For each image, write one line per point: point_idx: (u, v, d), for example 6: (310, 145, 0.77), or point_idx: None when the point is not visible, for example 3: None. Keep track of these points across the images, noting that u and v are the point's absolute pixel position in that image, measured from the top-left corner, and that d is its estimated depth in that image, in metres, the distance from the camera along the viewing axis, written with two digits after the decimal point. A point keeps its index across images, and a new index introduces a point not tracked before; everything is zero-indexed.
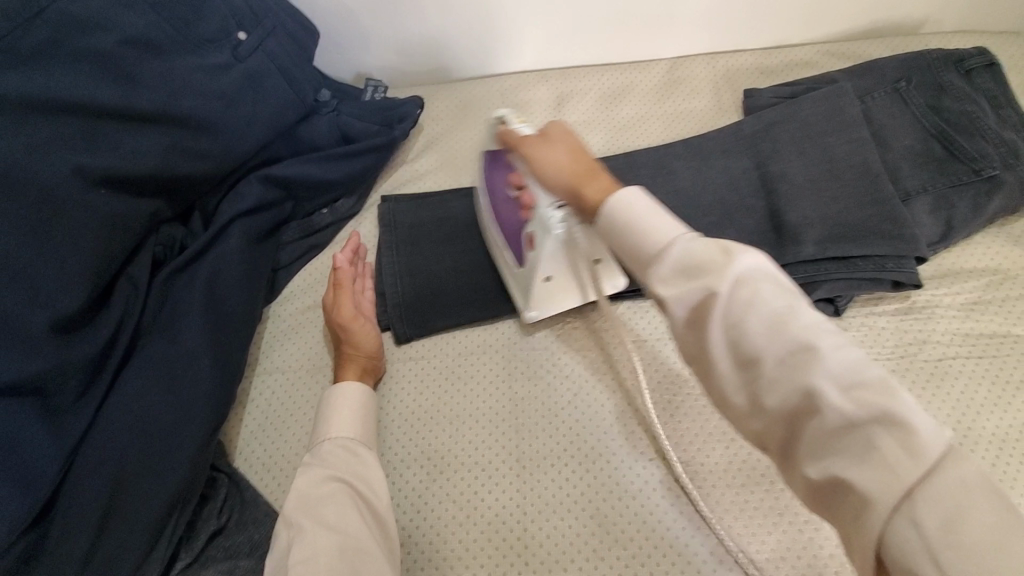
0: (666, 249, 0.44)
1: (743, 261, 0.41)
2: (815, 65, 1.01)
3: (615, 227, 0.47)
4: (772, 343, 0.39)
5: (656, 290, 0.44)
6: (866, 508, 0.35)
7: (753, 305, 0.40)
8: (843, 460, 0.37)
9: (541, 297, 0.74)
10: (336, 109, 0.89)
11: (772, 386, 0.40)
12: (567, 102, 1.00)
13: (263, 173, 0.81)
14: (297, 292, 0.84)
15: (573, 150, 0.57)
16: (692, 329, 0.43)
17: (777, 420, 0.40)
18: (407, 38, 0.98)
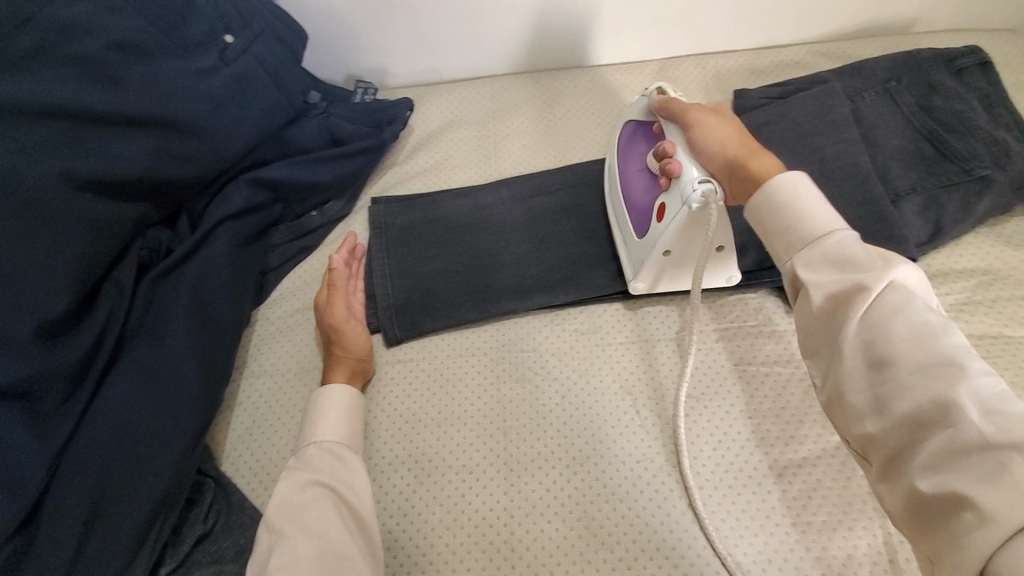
0: (824, 238, 0.48)
1: (901, 273, 0.45)
2: (806, 65, 1.01)
3: (768, 208, 0.51)
4: (916, 352, 0.42)
5: (797, 268, 0.48)
6: (983, 528, 0.36)
7: (904, 314, 0.43)
8: (967, 476, 0.37)
9: (658, 271, 0.74)
10: (325, 111, 0.89)
11: (903, 392, 0.41)
12: (559, 103, 1.00)
13: (251, 175, 0.80)
14: (286, 294, 0.84)
15: (740, 132, 0.63)
16: (828, 322, 0.46)
17: (895, 427, 0.42)
18: (398, 40, 0.98)
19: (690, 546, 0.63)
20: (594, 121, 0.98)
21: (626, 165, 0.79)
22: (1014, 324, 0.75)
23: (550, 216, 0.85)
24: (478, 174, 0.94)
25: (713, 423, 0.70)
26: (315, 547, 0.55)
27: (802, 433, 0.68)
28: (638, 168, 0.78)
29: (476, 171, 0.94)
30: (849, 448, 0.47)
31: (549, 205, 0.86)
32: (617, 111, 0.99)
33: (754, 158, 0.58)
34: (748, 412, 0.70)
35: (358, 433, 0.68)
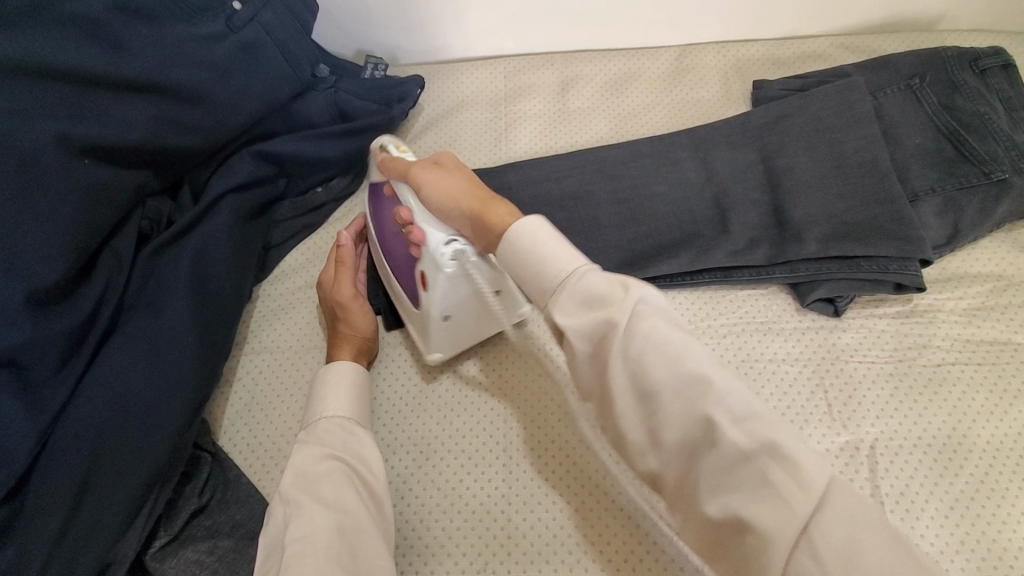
0: (568, 279, 0.49)
1: (637, 294, 0.47)
2: (828, 57, 0.98)
3: (518, 254, 0.53)
4: (669, 378, 0.44)
5: (557, 321, 0.49)
6: (765, 546, 0.39)
7: (648, 342, 0.45)
8: (738, 495, 0.41)
9: (441, 340, 0.70)
10: (334, 85, 0.86)
11: (669, 422, 0.45)
12: (572, 88, 0.98)
13: (256, 148, 0.79)
14: (288, 272, 0.82)
15: (466, 178, 0.63)
16: (595, 365, 0.49)
17: (672, 454, 0.45)
18: (409, 16, 0.95)
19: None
20: (606, 109, 0.96)
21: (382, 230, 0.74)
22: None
23: (559, 202, 0.83)
24: (486, 158, 0.92)
25: None
26: (332, 517, 0.54)
27: (807, 432, 0.69)
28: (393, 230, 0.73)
29: (486, 155, 0.92)
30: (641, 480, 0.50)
31: (558, 190, 0.84)
32: (631, 98, 0.97)
33: (491, 210, 0.57)
34: None
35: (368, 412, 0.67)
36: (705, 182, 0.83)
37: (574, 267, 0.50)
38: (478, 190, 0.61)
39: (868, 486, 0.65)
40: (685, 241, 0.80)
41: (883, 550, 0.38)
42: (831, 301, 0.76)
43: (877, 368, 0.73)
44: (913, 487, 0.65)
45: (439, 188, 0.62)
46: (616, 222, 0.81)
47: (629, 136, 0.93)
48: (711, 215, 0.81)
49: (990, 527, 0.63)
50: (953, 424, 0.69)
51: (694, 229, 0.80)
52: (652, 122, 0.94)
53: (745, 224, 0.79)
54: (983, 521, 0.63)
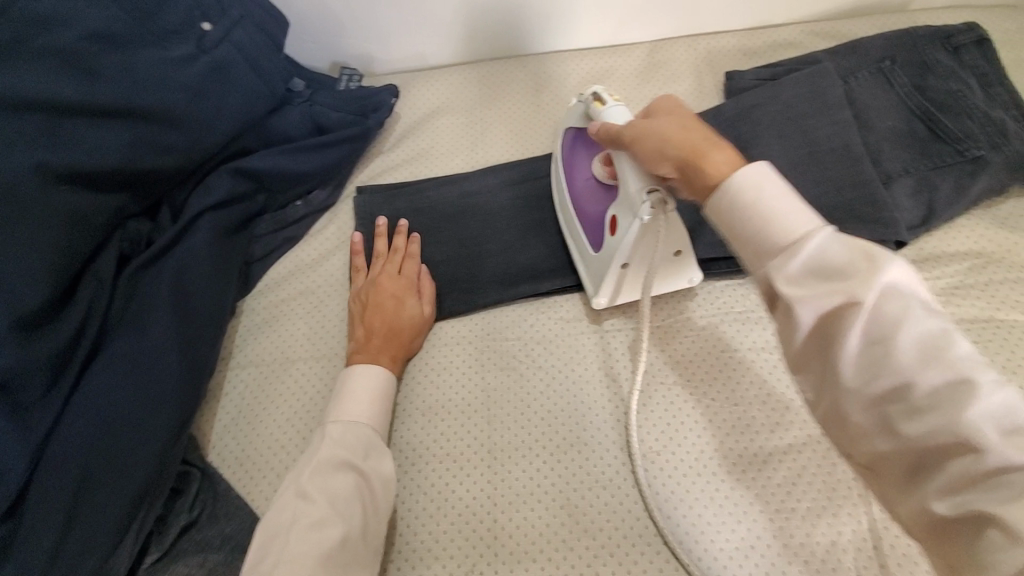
0: (801, 243, 0.43)
1: (898, 274, 0.41)
2: (801, 45, 0.98)
3: (737, 208, 0.47)
4: (917, 362, 0.39)
5: (776, 283, 0.44)
6: (1005, 547, 0.33)
7: (901, 324, 0.39)
8: (986, 497, 0.35)
9: (613, 285, 0.72)
10: (309, 98, 0.90)
11: (919, 414, 0.38)
12: (547, 89, 0.99)
13: (233, 165, 0.80)
14: (271, 286, 0.83)
15: (682, 123, 0.57)
16: (817, 339, 0.43)
17: (908, 449, 0.39)
18: (383, 27, 0.97)
19: (685, 517, 0.63)
20: None
21: (574, 173, 0.79)
22: (1007, 308, 0.74)
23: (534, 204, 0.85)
24: (465, 162, 0.93)
25: (698, 411, 0.68)
26: (339, 529, 0.55)
27: (790, 417, 0.67)
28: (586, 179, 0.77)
29: (464, 159, 0.93)
30: (853, 463, 0.44)
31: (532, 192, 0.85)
32: (607, 96, 0.97)
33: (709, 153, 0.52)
34: (733, 399, 0.68)
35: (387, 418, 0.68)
36: None
37: (805, 231, 0.44)
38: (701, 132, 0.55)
39: (851, 472, 0.63)
40: None
41: None
42: None
43: None
44: None
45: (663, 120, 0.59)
46: None
47: None
48: None
49: None
50: None
51: None
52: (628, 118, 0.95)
53: None
54: None
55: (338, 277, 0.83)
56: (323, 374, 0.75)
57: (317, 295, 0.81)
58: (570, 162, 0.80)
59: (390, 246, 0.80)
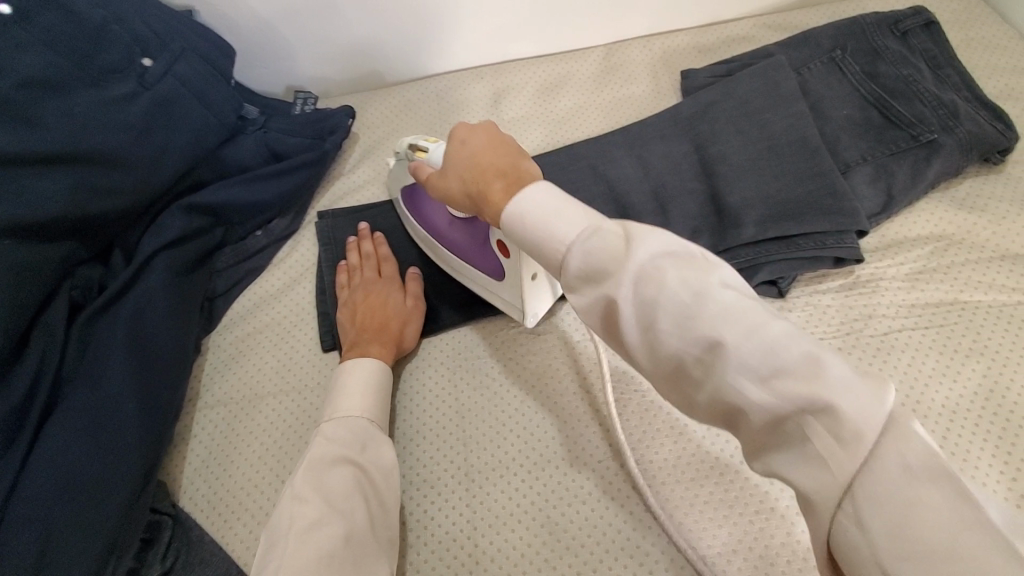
0: (565, 259, 0.44)
1: (644, 246, 0.41)
2: (754, 39, 0.98)
3: (517, 242, 0.48)
4: (682, 342, 0.39)
5: (569, 299, 0.46)
6: (812, 505, 0.36)
7: (655, 304, 0.40)
8: (789, 456, 0.37)
9: (531, 298, 0.69)
10: (263, 126, 0.88)
11: (705, 388, 0.40)
12: (505, 99, 0.98)
13: (186, 202, 0.78)
14: (235, 320, 0.81)
15: (470, 149, 0.55)
16: (611, 331, 0.45)
17: (717, 417, 0.41)
18: (333, 47, 0.96)
19: (668, 525, 0.62)
20: (541, 115, 0.96)
21: (428, 222, 0.77)
22: (970, 289, 0.75)
23: None
24: None
25: (674, 416, 0.68)
26: (342, 526, 0.54)
27: None
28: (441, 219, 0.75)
29: None
30: None
31: None
32: (565, 102, 0.97)
33: (492, 190, 0.51)
34: None
35: (383, 411, 0.67)
36: (643, 178, 0.83)
37: (569, 239, 0.44)
38: (476, 162, 0.53)
39: None
40: None
41: (945, 507, 0.31)
42: (775, 284, 0.77)
43: None
44: None
45: (449, 160, 0.58)
46: None
47: (565, 139, 0.93)
48: (651, 211, 0.81)
49: None
50: (905, 391, 0.69)
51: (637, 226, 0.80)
52: (587, 123, 0.94)
53: (683, 218, 0.80)
54: None
55: (304, 306, 0.81)
56: (292, 407, 0.74)
57: (283, 326, 0.80)
58: (419, 211, 0.78)
59: (365, 253, 0.80)
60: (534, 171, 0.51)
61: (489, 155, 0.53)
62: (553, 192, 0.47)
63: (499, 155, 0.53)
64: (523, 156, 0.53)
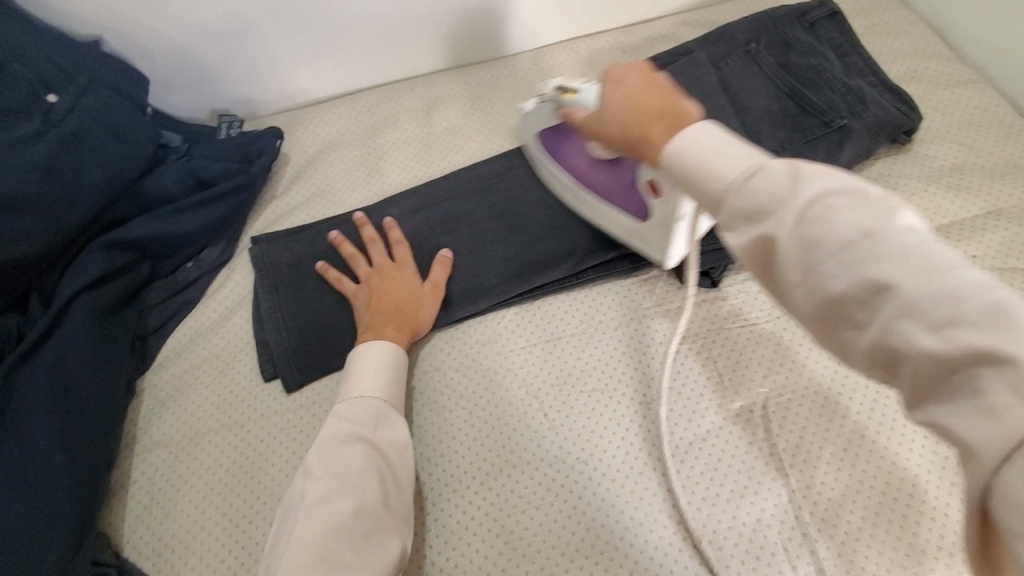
0: (729, 187, 0.46)
1: (813, 184, 0.42)
2: (674, 37, 1.01)
3: (675, 174, 0.50)
4: (846, 283, 0.39)
5: (723, 239, 0.47)
6: (971, 463, 0.33)
7: (818, 247, 0.41)
8: (947, 405, 0.35)
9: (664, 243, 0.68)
10: (186, 153, 0.86)
11: (866, 331, 0.39)
12: (436, 109, 0.98)
13: (104, 239, 0.75)
14: (171, 357, 0.78)
15: (639, 88, 0.57)
16: (768, 278, 0.46)
17: (869, 364, 0.40)
18: (255, 68, 0.93)
19: (619, 521, 0.64)
20: (475, 123, 0.96)
21: (570, 168, 0.78)
22: None
23: (439, 229, 0.83)
24: (364, 195, 0.90)
25: (618, 413, 0.70)
26: (351, 501, 0.56)
27: (704, 406, 0.69)
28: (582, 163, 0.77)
29: (362, 192, 0.90)
30: None
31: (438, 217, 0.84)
32: (497, 108, 0.97)
33: (652, 132, 0.53)
34: (649, 395, 0.70)
35: (398, 390, 0.69)
36: None
37: (734, 172, 0.46)
38: (636, 106, 0.56)
39: (766, 447, 0.66)
40: (569, 242, 0.80)
41: None
42: (707, 274, 0.76)
43: (769, 326, 0.74)
44: (808, 437, 0.66)
45: (605, 104, 0.60)
46: (500, 237, 0.82)
47: (501, 145, 0.93)
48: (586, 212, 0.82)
49: (881, 460, 0.64)
50: (834, 366, 0.70)
51: (575, 227, 0.81)
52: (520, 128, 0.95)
53: None
54: (875, 457, 0.64)
55: (242, 337, 0.79)
56: (236, 445, 0.72)
57: (222, 359, 0.77)
58: (557, 157, 0.80)
59: (374, 238, 0.80)
60: (693, 110, 0.53)
61: (652, 97, 0.56)
62: (720, 129, 0.49)
63: (656, 95, 0.56)
64: (677, 96, 0.55)
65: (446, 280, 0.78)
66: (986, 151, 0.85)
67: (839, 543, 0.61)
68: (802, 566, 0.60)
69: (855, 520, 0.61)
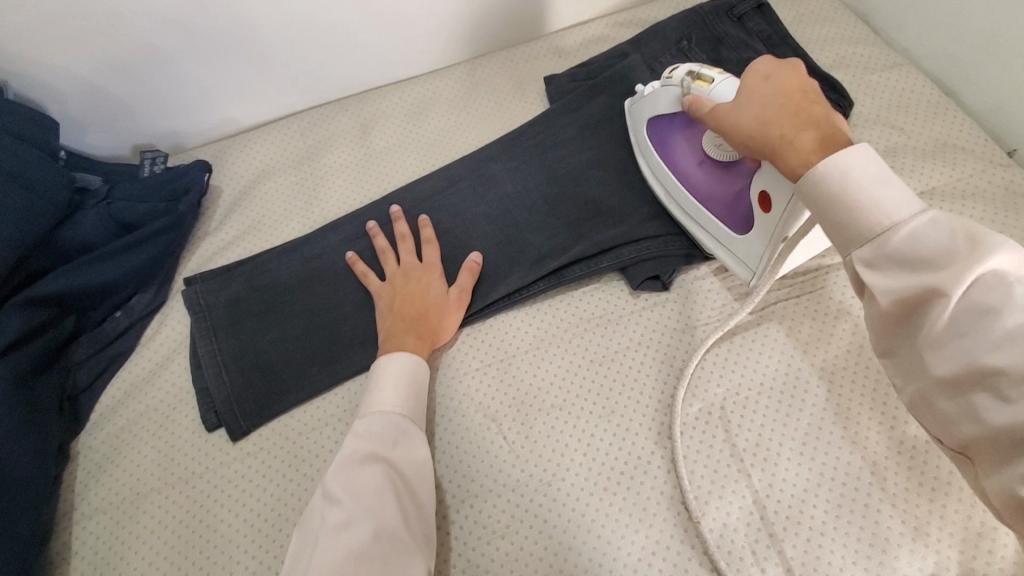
0: (893, 228, 0.46)
1: (1001, 259, 0.42)
2: (609, 38, 1.00)
3: (831, 196, 0.50)
4: (1007, 360, 0.41)
5: (864, 276, 0.48)
6: None
7: (983, 320, 0.42)
8: None
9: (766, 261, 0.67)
10: (108, 196, 0.80)
11: (1001, 406, 0.41)
12: (374, 128, 0.95)
13: (21, 296, 0.70)
14: (107, 414, 0.74)
15: (789, 92, 0.57)
16: (902, 325, 0.47)
17: (986, 434, 0.43)
18: (176, 101, 0.89)
19: (586, 541, 0.62)
20: (415, 139, 0.93)
21: (675, 158, 0.76)
22: None
23: None
24: (304, 224, 0.87)
25: (577, 429, 0.68)
26: (370, 525, 0.53)
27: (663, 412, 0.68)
28: (691, 161, 0.74)
29: (302, 221, 0.87)
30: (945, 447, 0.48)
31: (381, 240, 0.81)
32: (435, 123, 0.95)
33: (802, 135, 0.54)
34: (607, 408, 0.69)
35: (419, 405, 0.66)
36: (523, 190, 0.83)
37: (898, 215, 0.47)
38: (790, 102, 0.56)
39: (727, 449, 0.65)
40: (517, 256, 0.78)
41: None
42: (657, 278, 0.76)
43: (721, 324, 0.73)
44: (767, 434, 0.66)
45: (750, 99, 0.59)
46: (447, 256, 0.79)
47: (442, 160, 0.91)
48: (533, 223, 0.80)
49: (842, 451, 0.64)
50: (786, 360, 0.70)
51: (522, 239, 0.79)
52: (460, 142, 0.93)
53: (565, 220, 0.80)
54: (835, 448, 0.64)
55: (182, 386, 0.75)
56: (180, 501, 0.68)
57: (161, 412, 0.73)
58: (662, 148, 0.77)
59: (405, 234, 0.78)
60: (842, 127, 0.55)
61: (806, 99, 0.56)
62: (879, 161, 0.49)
63: (810, 103, 0.56)
64: (827, 109, 0.56)
65: (473, 286, 0.76)
66: (917, 132, 0.87)
67: (805, 540, 0.60)
68: (770, 567, 0.60)
69: (819, 514, 0.61)
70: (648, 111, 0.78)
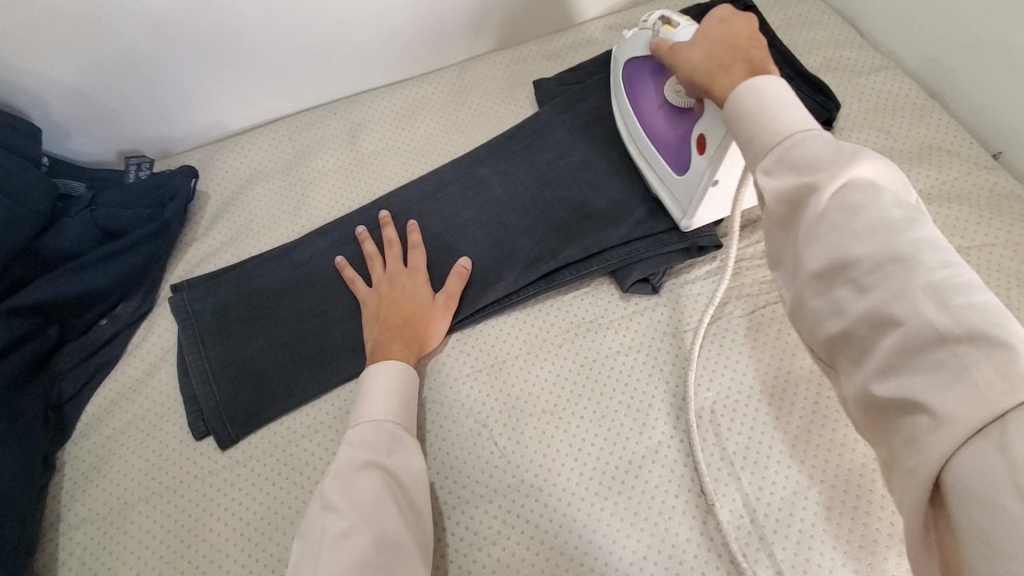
0: (789, 141, 0.46)
1: (868, 163, 0.43)
2: (598, 40, 1.00)
3: (741, 112, 0.49)
4: (871, 251, 0.41)
5: (760, 182, 0.47)
6: (932, 430, 0.36)
7: (858, 213, 0.42)
8: (925, 378, 0.37)
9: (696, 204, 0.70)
10: (91, 202, 0.79)
11: (867, 294, 0.41)
12: (363, 132, 0.94)
13: (5, 305, 0.69)
14: (93, 423, 0.73)
15: (734, 35, 0.56)
16: (784, 226, 0.47)
17: (855, 329, 0.42)
18: (163, 106, 0.88)
19: (580, 545, 0.62)
20: (404, 142, 0.93)
21: (639, 101, 0.77)
22: None
23: None
24: (292, 228, 0.86)
25: (569, 433, 0.68)
26: (371, 533, 0.53)
27: (654, 416, 0.68)
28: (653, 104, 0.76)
29: (290, 225, 0.86)
30: (814, 351, 0.47)
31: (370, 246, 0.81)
32: (425, 126, 0.94)
33: (729, 73, 0.54)
34: (598, 412, 0.69)
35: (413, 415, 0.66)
36: (512, 194, 0.83)
37: (797, 128, 0.46)
38: (726, 46, 0.55)
39: (717, 452, 0.66)
40: (507, 260, 0.78)
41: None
42: (647, 281, 0.76)
43: (711, 328, 0.73)
44: (757, 437, 0.66)
45: (700, 41, 0.59)
46: (436, 261, 0.79)
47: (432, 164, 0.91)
48: (523, 228, 0.80)
49: (831, 452, 0.64)
50: (777, 363, 0.70)
51: (512, 243, 0.79)
52: (450, 145, 0.92)
53: (554, 223, 0.80)
54: (824, 450, 0.65)
55: (169, 394, 0.74)
56: (168, 511, 0.67)
57: (149, 421, 0.72)
58: (631, 87, 0.79)
59: (393, 239, 0.79)
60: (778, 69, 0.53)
61: (744, 42, 0.55)
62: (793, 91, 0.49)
63: (749, 46, 0.54)
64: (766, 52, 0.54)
65: (462, 291, 0.76)
66: (902, 135, 0.88)
67: (796, 542, 0.61)
68: (761, 569, 0.60)
69: (809, 516, 0.62)
70: (627, 52, 0.78)
